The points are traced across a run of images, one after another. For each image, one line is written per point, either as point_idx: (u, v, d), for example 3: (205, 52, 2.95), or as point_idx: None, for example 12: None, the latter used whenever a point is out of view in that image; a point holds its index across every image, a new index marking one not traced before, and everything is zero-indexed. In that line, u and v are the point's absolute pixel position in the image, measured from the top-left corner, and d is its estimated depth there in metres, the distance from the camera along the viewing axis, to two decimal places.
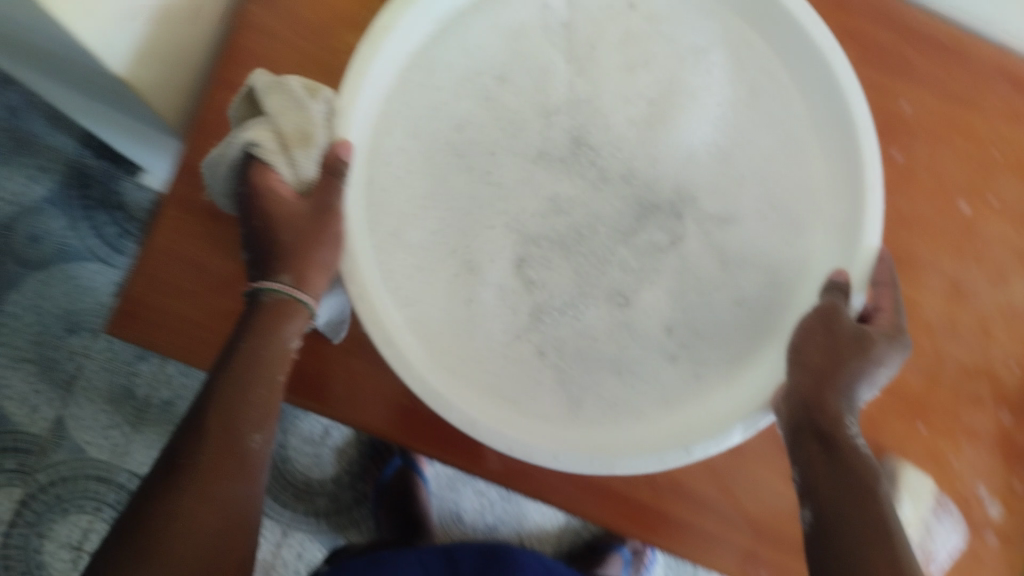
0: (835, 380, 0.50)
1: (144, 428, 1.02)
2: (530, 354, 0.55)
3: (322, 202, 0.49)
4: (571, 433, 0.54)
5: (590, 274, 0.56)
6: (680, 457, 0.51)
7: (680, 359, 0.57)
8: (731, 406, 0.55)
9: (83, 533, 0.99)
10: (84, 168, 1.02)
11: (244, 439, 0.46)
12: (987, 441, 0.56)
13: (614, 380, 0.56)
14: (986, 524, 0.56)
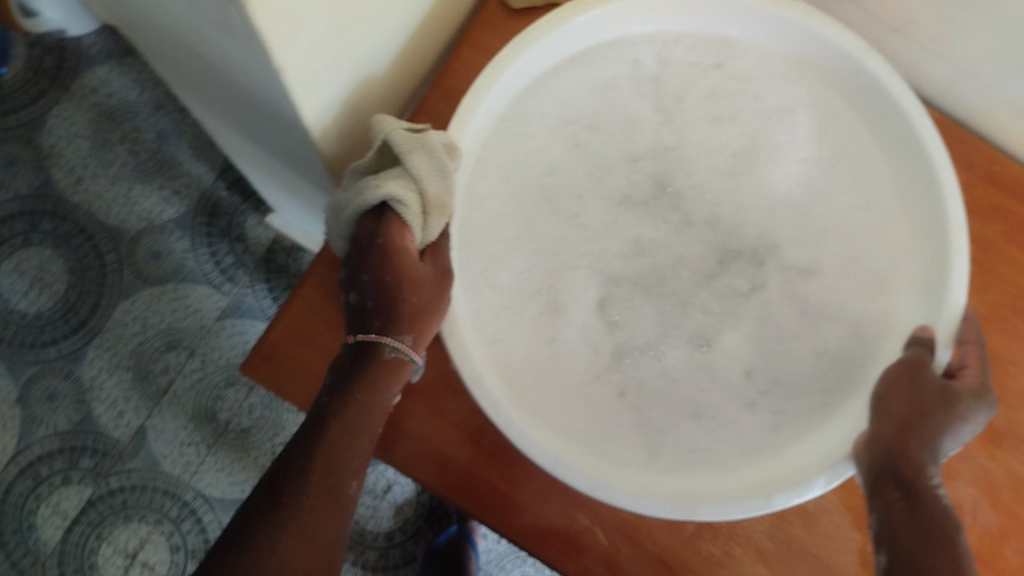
0: (926, 444, 0.46)
1: (218, 450, 1.05)
2: (608, 396, 0.52)
3: (444, 266, 0.50)
4: (652, 479, 0.50)
5: (661, 334, 0.53)
6: (758, 505, 0.48)
7: (759, 406, 0.52)
8: (812, 450, 0.51)
9: (140, 542, 1.01)
10: (215, 199, 1.08)
11: (344, 485, 0.45)
12: None
13: (690, 422, 0.52)
14: None
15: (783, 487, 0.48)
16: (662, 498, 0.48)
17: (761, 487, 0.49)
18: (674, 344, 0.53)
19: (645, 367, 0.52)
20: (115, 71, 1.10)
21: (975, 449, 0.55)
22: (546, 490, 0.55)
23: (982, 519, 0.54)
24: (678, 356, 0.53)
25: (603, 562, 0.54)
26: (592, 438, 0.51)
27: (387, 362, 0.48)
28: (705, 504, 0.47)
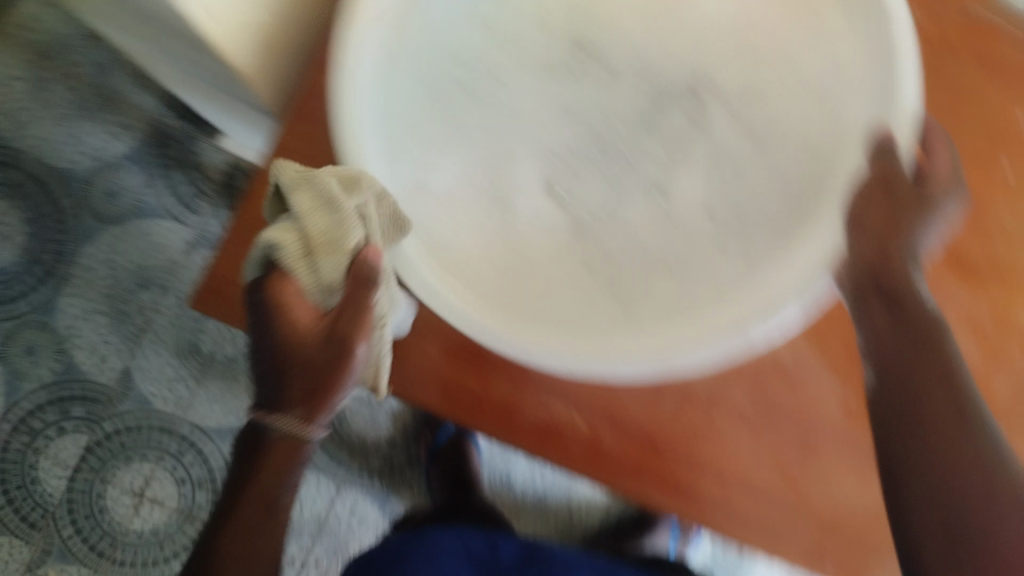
0: (901, 250, 0.45)
1: (208, 383, 1.04)
2: (575, 273, 0.49)
3: (339, 337, 0.42)
4: (629, 343, 0.46)
5: (617, 204, 0.50)
6: (737, 340, 0.45)
7: (726, 243, 0.49)
8: (782, 269, 0.46)
9: (145, 479, 1.03)
10: (165, 128, 1.03)
11: (278, 500, 0.52)
12: None
13: (663, 277, 0.49)
14: None
15: (759, 312, 0.45)
16: (638, 356, 0.46)
17: (732, 313, 0.46)
18: (641, 209, 0.50)
19: (608, 238, 0.50)
20: (41, 5, 1.03)
21: (954, 284, 0.57)
22: (523, 375, 0.54)
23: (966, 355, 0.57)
24: (642, 215, 0.50)
25: (586, 445, 0.55)
26: (570, 322, 0.48)
27: (280, 448, 0.48)
28: (682, 354, 0.45)
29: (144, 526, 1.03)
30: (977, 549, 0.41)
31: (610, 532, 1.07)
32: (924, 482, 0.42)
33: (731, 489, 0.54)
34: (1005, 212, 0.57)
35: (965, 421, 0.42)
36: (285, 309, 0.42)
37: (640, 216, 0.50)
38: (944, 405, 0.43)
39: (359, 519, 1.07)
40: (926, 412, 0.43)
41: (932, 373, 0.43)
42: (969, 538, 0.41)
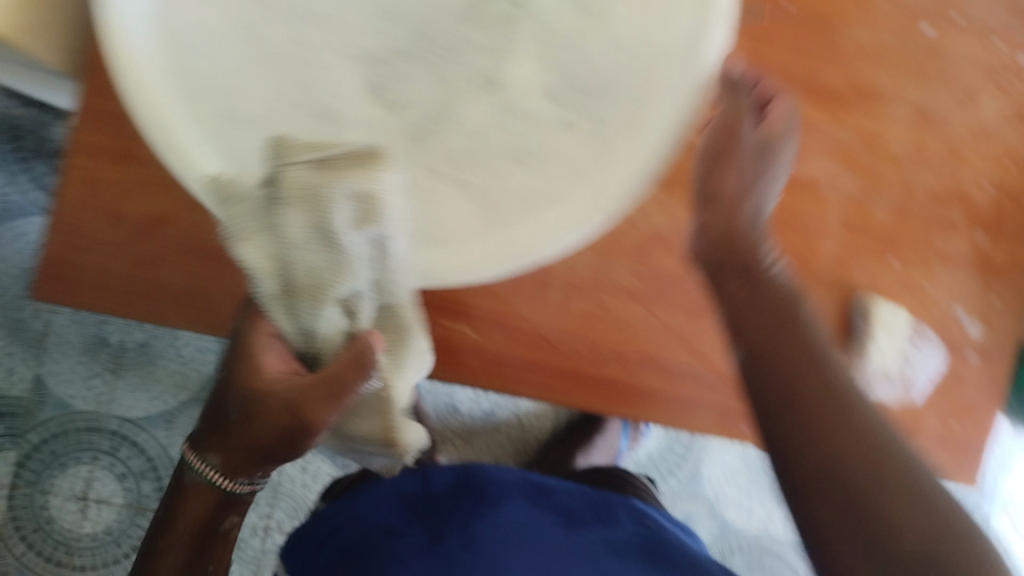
0: (743, 236, 0.50)
1: (125, 373, 1.01)
2: (417, 179, 0.45)
3: (297, 390, 0.43)
4: (493, 243, 0.46)
5: (452, 102, 0.46)
6: (598, 223, 0.45)
7: (577, 124, 0.46)
8: (635, 142, 0.46)
9: (86, 483, 1.01)
10: (10, 118, 0.97)
11: (217, 530, 0.52)
12: (963, 266, 0.57)
13: (515, 169, 0.46)
14: (967, 344, 0.57)
15: (617, 193, 0.45)
16: (503, 258, 0.45)
17: (587, 195, 0.45)
18: (472, 104, 0.46)
19: (446, 141, 0.46)
20: None
21: (823, 121, 0.55)
22: None
23: (843, 188, 0.56)
24: (476, 110, 0.46)
25: (483, 357, 0.55)
26: (427, 231, 0.46)
27: (199, 492, 0.50)
28: (544, 245, 0.45)
29: (96, 527, 1.00)
30: (874, 518, 0.38)
31: (562, 435, 1.06)
32: (809, 453, 0.41)
33: (639, 368, 0.56)
34: (858, 35, 0.56)
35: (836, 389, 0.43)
36: (256, 351, 0.45)
37: (474, 112, 0.46)
38: (816, 377, 0.43)
39: (313, 477, 1.05)
40: (803, 392, 0.43)
41: (798, 348, 0.45)
42: (854, 495, 0.39)
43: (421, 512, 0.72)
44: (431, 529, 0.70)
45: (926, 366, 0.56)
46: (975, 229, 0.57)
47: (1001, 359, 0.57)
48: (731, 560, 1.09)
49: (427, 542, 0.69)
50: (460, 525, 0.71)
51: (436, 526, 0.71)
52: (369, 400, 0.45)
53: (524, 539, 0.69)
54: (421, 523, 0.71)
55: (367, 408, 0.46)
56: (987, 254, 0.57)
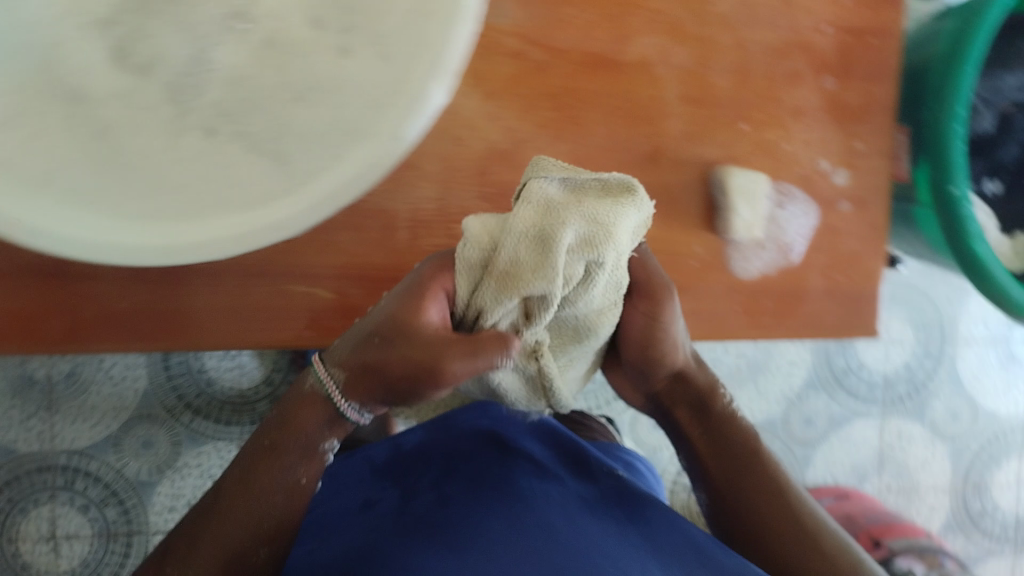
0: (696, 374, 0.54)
1: (60, 408, 0.98)
2: (196, 141, 0.45)
3: (434, 358, 0.40)
4: (302, 194, 0.46)
5: (206, 48, 0.44)
6: (394, 149, 0.44)
7: (355, 50, 0.45)
8: (422, 54, 0.44)
9: (51, 521, 0.99)
10: None
11: (312, 452, 0.47)
12: (815, 115, 0.56)
13: (296, 104, 0.45)
14: (835, 194, 0.57)
15: (405, 113, 0.44)
16: (312, 203, 0.46)
17: (377, 120, 0.45)
18: (228, 45, 0.44)
19: (212, 93, 0.45)
20: None
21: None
22: (245, 281, 0.53)
23: (677, 62, 0.54)
24: (234, 52, 0.44)
25: (340, 312, 0.55)
26: (229, 194, 0.46)
27: (312, 403, 0.46)
28: (347, 184, 0.45)
29: (72, 562, 0.99)
30: None
31: None
32: (765, 545, 0.53)
33: None
34: None
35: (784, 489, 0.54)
36: (422, 299, 0.42)
37: (231, 55, 0.44)
38: (763, 476, 0.54)
39: None
40: (778, 530, 0.52)
41: (759, 480, 0.54)
42: None
43: (393, 474, 0.68)
44: (402, 490, 0.64)
45: (795, 224, 0.57)
46: (822, 75, 0.56)
47: (872, 200, 0.58)
48: None
49: (401, 502, 0.63)
50: (432, 484, 0.64)
51: (410, 486, 0.65)
52: (524, 374, 0.43)
53: (501, 487, 0.62)
54: (393, 487, 0.66)
55: (529, 389, 0.44)
56: (837, 98, 0.56)
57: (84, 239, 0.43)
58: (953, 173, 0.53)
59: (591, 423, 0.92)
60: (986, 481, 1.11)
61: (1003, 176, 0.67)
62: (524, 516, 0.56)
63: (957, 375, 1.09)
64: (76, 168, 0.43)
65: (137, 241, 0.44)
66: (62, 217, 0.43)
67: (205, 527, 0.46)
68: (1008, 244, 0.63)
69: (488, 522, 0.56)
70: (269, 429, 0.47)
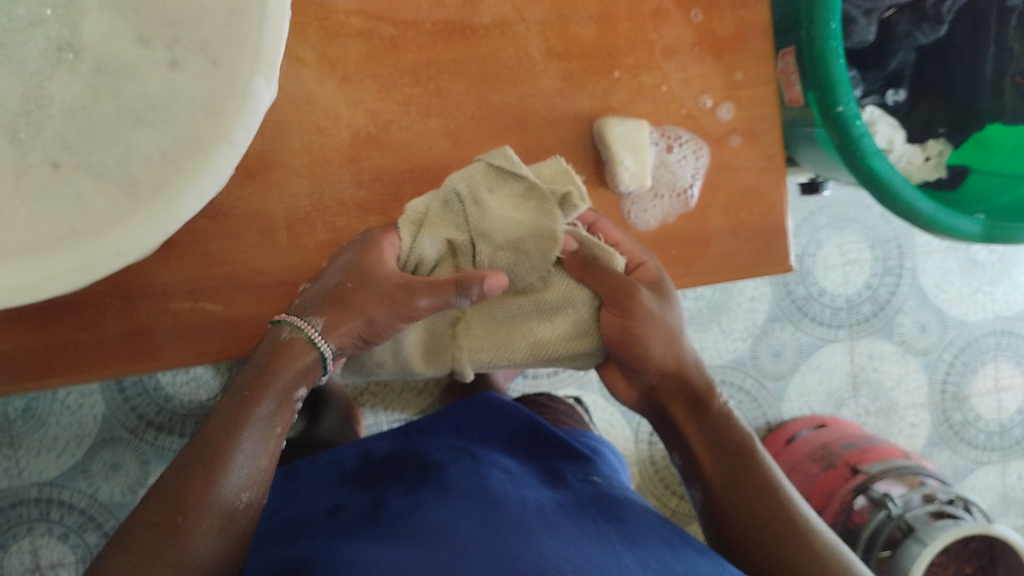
0: (692, 375, 0.53)
1: (23, 443, 0.97)
2: (42, 176, 0.43)
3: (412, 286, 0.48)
4: (151, 213, 0.44)
5: (38, 84, 0.42)
6: (229, 153, 0.44)
7: (184, 61, 0.43)
8: (242, 53, 0.43)
9: (32, 554, 0.98)
10: None
11: (279, 416, 0.45)
12: (690, 51, 0.54)
13: (139, 128, 0.43)
14: (724, 131, 0.55)
15: (234, 114, 0.43)
16: (161, 221, 0.44)
17: (207, 126, 0.44)
18: (60, 78, 0.43)
19: (52, 127, 0.43)
20: None
21: None
22: (132, 306, 0.52)
23: (534, 17, 0.52)
24: (65, 83, 0.43)
25: (237, 326, 0.53)
26: (75, 225, 0.43)
27: (291, 347, 0.45)
28: (190, 195, 0.44)
29: None
30: None
31: None
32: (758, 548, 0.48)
33: None
34: None
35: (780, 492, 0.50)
36: (382, 243, 0.50)
37: (63, 88, 0.43)
38: (760, 477, 0.50)
39: None
40: (774, 534, 0.48)
41: (754, 480, 0.50)
42: None
43: (358, 481, 0.59)
44: (371, 496, 0.55)
45: (686, 167, 0.55)
46: (690, 8, 0.53)
47: (766, 132, 0.56)
48: None
49: (369, 508, 0.53)
50: (407, 490, 0.54)
51: (382, 493, 0.55)
52: (435, 331, 0.55)
53: (489, 490, 0.52)
54: (363, 492, 0.56)
55: (434, 337, 0.55)
56: (710, 30, 0.54)
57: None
58: (838, 92, 0.51)
59: (557, 407, 0.79)
60: (964, 390, 1.09)
61: (905, 85, 0.63)
62: (506, 520, 0.48)
63: (922, 288, 1.06)
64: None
65: None
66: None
67: (165, 502, 0.40)
68: (919, 152, 0.62)
69: (437, 517, 0.48)
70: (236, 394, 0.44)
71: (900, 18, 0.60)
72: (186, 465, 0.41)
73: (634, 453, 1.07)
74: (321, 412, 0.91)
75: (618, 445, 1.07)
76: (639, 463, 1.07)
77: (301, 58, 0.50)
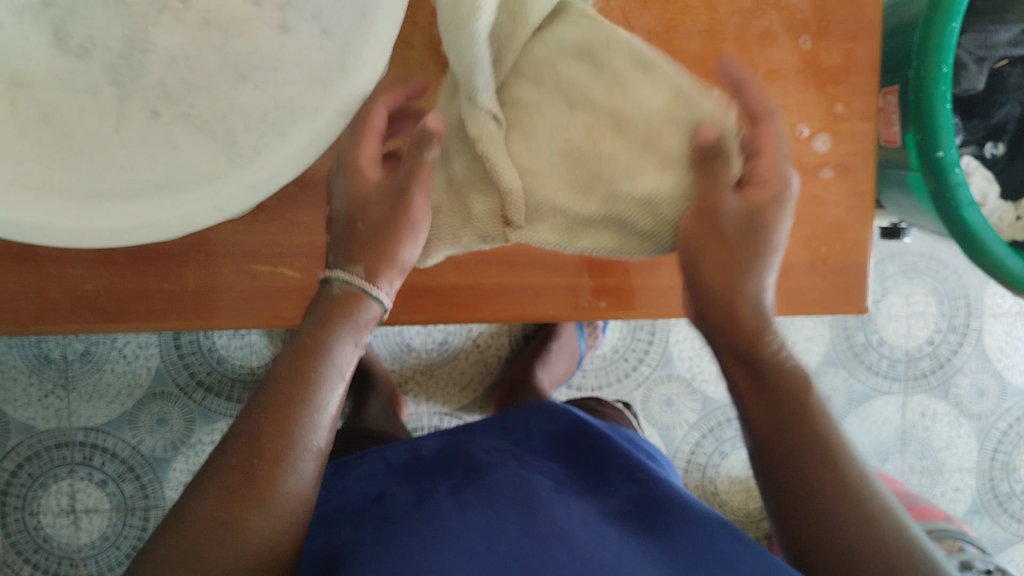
0: (750, 304, 0.50)
1: (77, 386, 1.00)
2: (141, 123, 0.44)
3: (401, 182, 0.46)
4: (248, 173, 0.44)
5: (142, 29, 0.44)
6: (332, 124, 0.44)
7: (293, 25, 0.44)
8: (360, 25, 0.44)
9: (70, 496, 1.01)
10: None
11: (339, 365, 0.44)
12: (793, 78, 0.54)
13: (240, 85, 0.44)
14: (818, 162, 0.55)
15: (343, 88, 0.44)
16: (256, 182, 0.44)
17: (318, 96, 0.44)
18: (164, 25, 0.44)
19: (154, 74, 0.44)
20: None
21: None
22: (211, 262, 0.53)
23: (641, 25, 0.52)
24: (170, 31, 0.44)
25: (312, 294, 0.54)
26: (173, 172, 0.44)
27: (344, 299, 0.46)
28: (286, 159, 0.44)
29: (91, 535, 1.01)
30: None
31: (520, 347, 1.04)
32: (812, 526, 0.43)
33: (478, 270, 0.57)
34: None
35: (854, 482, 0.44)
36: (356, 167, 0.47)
37: (168, 36, 0.44)
38: (820, 450, 0.45)
39: None
40: (820, 483, 0.44)
41: (806, 420, 0.46)
42: None
43: (407, 470, 0.58)
44: (419, 488, 0.53)
45: None
46: (798, 34, 0.53)
47: (860, 169, 0.55)
48: (722, 433, 1.08)
49: (415, 499, 0.51)
50: (453, 488, 0.52)
51: (428, 488, 0.53)
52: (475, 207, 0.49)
53: (535, 498, 0.50)
54: (410, 483, 0.54)
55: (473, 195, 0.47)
56: (815, 58, 0.54)
57: (42, 224, 0.42)
58: (939, 136, 0.51)
59: (607, 409, 0.78)
60: (1013, 460, 1.07)
61: (1005, 138, 0.60)
62: (553, 525, 0.47)
63: (985, 349, 1.05)
64: (29, 149, 0.43)
65: (83, 224, 0.43)
66: (27, 206, 0.42)
67: (237, 447, 0.40)
68: (1010, 209, 0.59)
69: (495, 527, 0.47)
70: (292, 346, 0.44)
71: (1013, 70, 0.59)
72: (256, 420, 0.41)
73: None
74: (369, 393, 0.93)
75: None
76: None
77: (408, 42, 0.52)
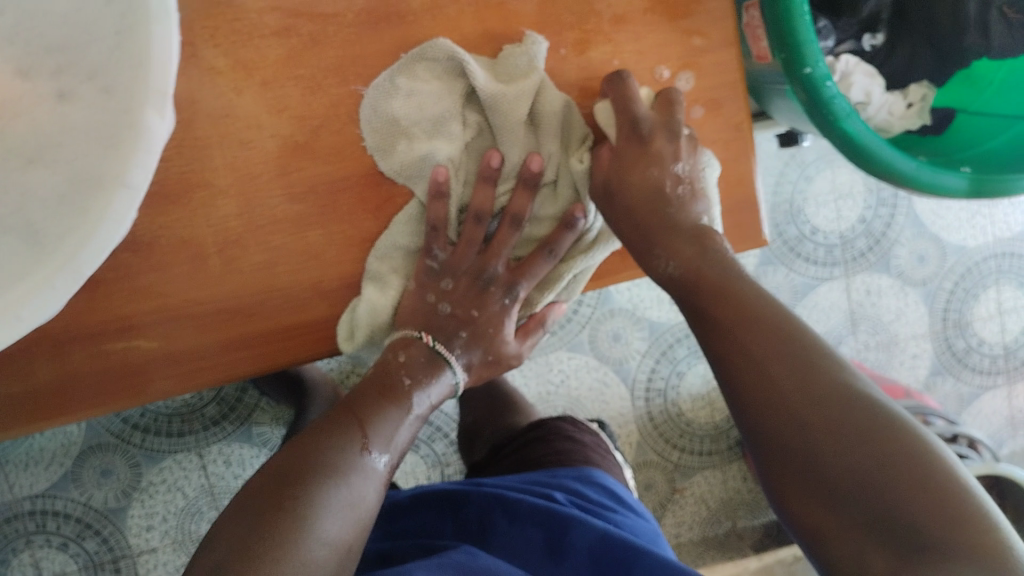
0: (664, 219, 0.50)
1: (9, 457, 0.94)
2: None
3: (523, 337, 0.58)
4: (48, 268, 0.39)
5: None
6: (126, 199, 0.40)
7: (73, 91, 0.40)
8: (137, 81, 0.40)
9: (34, 566, 0.95)
10: None
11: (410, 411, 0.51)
12: (642, 20, 0.51)
13: (25, 169, 0.39)
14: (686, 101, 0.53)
15: (130, 154, 0.40)
16: (54, 273, 0.39)
17: (109, 165, 0.40)
18: None
19: None
20: None
21: None
22: (60, 349, 0.48)
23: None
24: None
25: (178, 360, 0.49)
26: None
27: (433, 364, 0.53)
28: (87, 245, 0.40)
29: None
30: (879, 492, 0.36)
31: None
32: (772, 361, 0.42)
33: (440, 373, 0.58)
34: None
35: (799, 339, 0.42)
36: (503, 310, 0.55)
37: None
38: (739, 313, 0.44)
39: (239, 468, 1.00)
40: (752, 342, 0.43)
41: (743, 313, 0.44)
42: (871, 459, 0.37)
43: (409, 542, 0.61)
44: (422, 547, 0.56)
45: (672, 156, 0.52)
46: None
47: (729, 99, 0.53)
48: (675, 354, 1.06)
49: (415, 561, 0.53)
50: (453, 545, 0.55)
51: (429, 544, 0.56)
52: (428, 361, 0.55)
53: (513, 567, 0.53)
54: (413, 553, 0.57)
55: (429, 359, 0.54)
56: None
57: None
58: (804, 51, 0.47)
59: (584, 438, 0.80)
60: (966, 316, 1.06)
61: (882, 27, 0.60)
62: None
63: (918, 216, 1.03)
64: None
65: None
66: None
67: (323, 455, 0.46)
68: (900, 100, 0.58)
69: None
70: (384, 385, 0.51)
71: None
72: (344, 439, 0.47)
73: (633, 411, 1.05)
74: (308, 402, 0.87)
75: (615, 404, 1.05)
76: (637, 420, 1.05)
77: (213, 67, 0.47)
